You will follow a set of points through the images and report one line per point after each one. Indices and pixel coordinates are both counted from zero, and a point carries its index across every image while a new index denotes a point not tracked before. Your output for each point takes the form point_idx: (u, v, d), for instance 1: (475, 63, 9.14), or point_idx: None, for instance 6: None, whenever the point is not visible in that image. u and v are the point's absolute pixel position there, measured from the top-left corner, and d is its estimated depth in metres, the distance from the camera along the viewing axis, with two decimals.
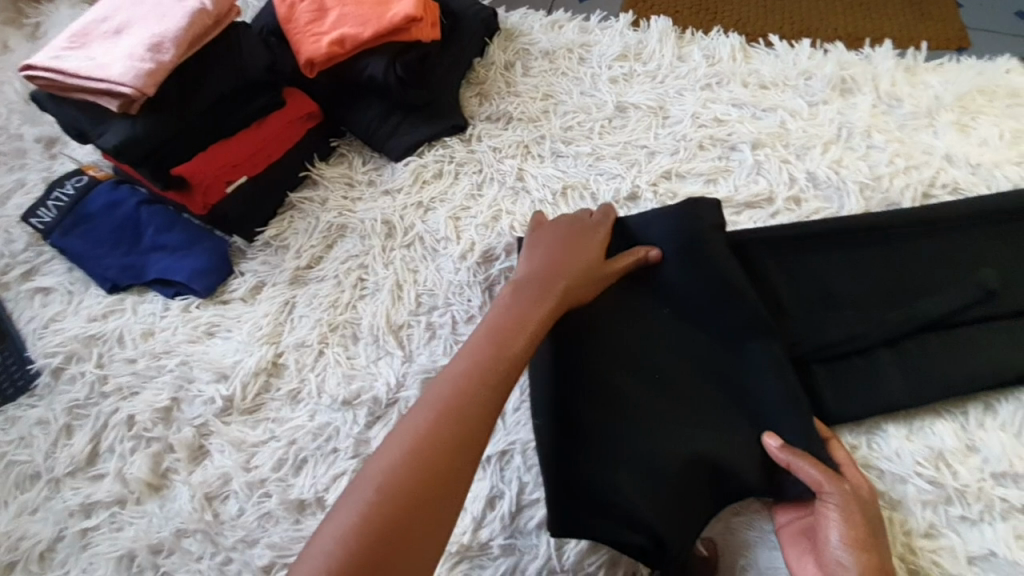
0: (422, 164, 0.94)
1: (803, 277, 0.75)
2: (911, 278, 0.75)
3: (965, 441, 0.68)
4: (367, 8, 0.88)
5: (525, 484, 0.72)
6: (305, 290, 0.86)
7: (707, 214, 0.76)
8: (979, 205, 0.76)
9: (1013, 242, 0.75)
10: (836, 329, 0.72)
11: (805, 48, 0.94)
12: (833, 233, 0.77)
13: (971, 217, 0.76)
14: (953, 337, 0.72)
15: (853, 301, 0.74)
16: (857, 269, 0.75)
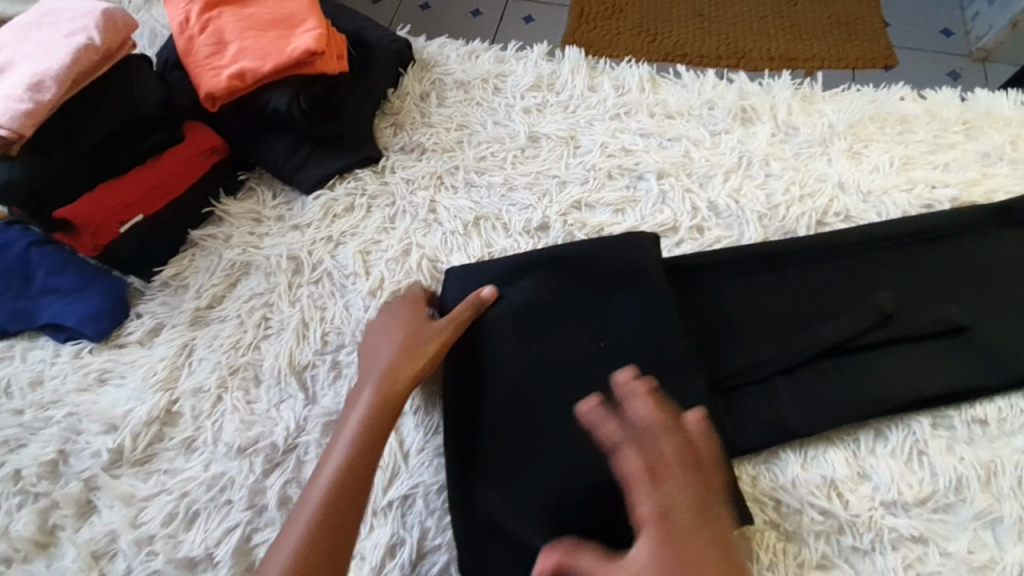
0: (333, 198, 0.92)
1: (708, 306, 0.77)
2: (811, 304, 0.76)
3: (858, 468, 0.69)
4: (268, 41, 0.86)
5: (428, 529, 0.70)
6: (205, 331, 0.83)
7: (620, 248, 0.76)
8: (871, 232, 0.78)
9: (901, 266, 0.76)
10: (738, 359, 0.73)
11: (709, 78, 0.97)
12: (735, 262, 0.78)
13: (863, 244, 0.78)
14: (859, 362, 0.72)
15: (754, 328, 0.75)
16: (760, 299, 0.77)
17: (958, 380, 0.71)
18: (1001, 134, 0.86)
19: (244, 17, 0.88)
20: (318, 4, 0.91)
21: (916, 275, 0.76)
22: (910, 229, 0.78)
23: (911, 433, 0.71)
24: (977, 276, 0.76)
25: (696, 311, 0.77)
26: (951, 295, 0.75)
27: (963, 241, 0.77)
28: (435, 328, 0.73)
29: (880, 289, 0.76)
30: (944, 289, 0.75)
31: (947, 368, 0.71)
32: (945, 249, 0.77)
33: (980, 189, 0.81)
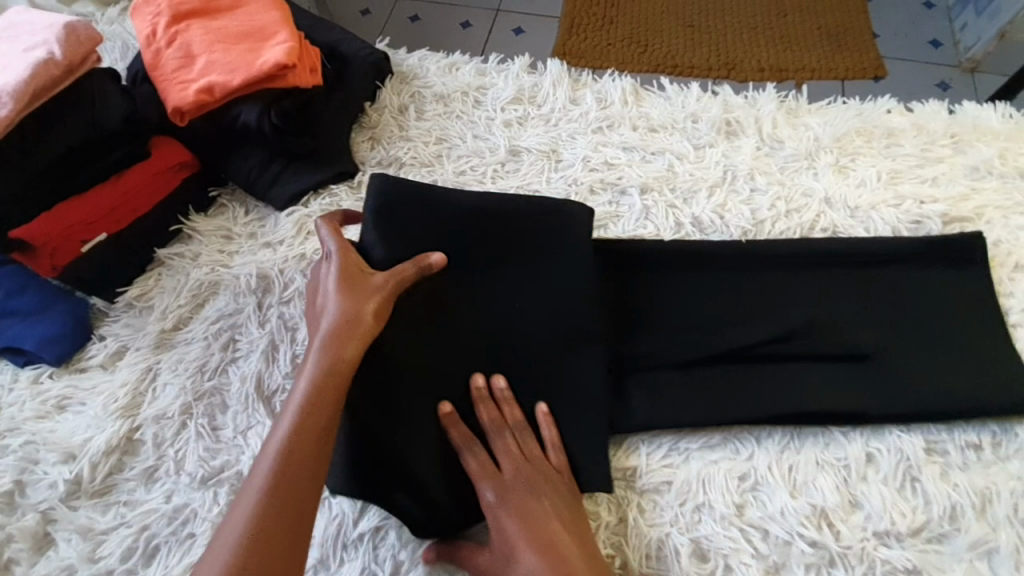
0: (307, 215, 0.89)
1: (637, 299, 0.76)
2: (740, 304, 0.75)
3: (848, 496, 0.66)
4: (237, 54, 0.85)
5: (401, 563, 0.66)
6: (170, 354, 0.80)
7: (549, 215, 0.74)
8: (858, 248, 0.76)
9: (861, 279, 0.75)
10: (656, 349, 0.73)
11: (693, 91, 0.95)
12: (663, 257, 0.78)
13: (841, 257, 0.76)
14: (813, 365, 0.71)
15: (679, 323, 0.74)
16: (700, 289, 0.76)
17: (925, 390, 0.69)
18: (990, 148, 0.85)
19: (213, 31, 0.87)
20: (289, 16, 0.90)
21: (899, 292, 0.74)
22: (898, 248, 0.75)
23: (903, 458, 0.68)
24: (962, 296, 0.74)
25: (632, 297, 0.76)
26: (929, 309, 0.73)
27: (953, 264, 0.75)
28: (370, 286, 0.66)
29: (840, 293, 0.74)
30: (921, 303, 0.73)
31: (911, 376, 0.70)
32: (933, 267, 0.75)
33: (969, 204, 0.80)
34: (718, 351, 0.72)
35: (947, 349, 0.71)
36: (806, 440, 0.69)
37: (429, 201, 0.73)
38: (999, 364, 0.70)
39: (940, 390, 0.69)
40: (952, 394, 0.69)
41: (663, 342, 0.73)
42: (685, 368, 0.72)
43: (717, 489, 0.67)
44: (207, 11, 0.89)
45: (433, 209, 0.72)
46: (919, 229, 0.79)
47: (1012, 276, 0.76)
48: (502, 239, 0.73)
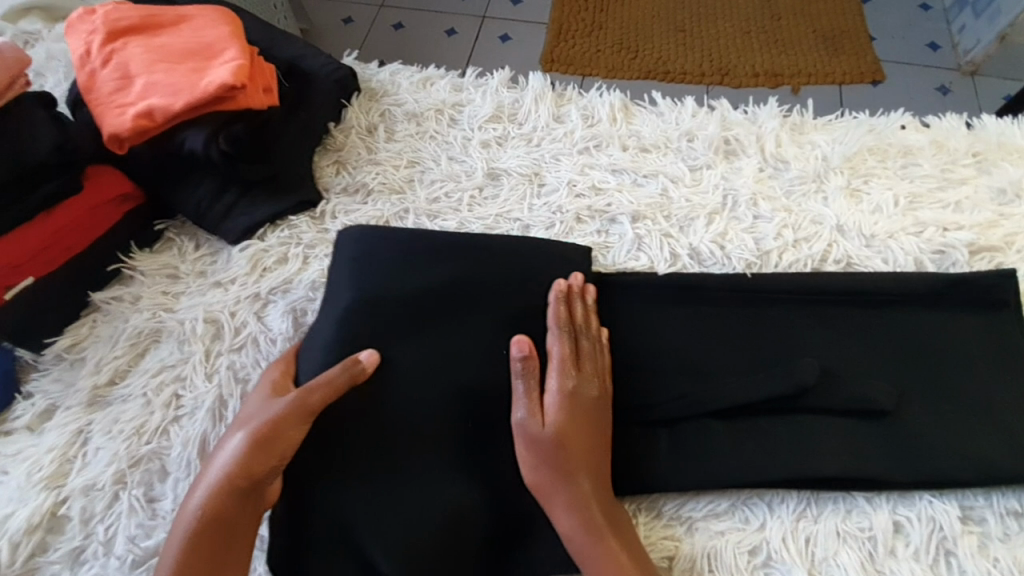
0: (263, 249, 0.80)
1: (630, 336, 0.68)
2: (744, 346, 0.67)
3: (875, 572, 0.58)
4: (179, 74, 0.76)
5: None
6: (104, 413, 0.71)
7: (536, 258, 0.70)
8: (876, 285, 0.68)
9: (879, 316, 0.67)
10: (655, 395, 0.65)
11: (687, 106, 0.87)
12: (658, 294, 0.70)
13: (855, 292, 0.68)
14: (826, 422, 0.63)
15: (679, 365, 0.66)
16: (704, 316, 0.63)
17: (947, 459, 0.60)
18: (1016, 168, 0.77)
19: (153, 49, 0.78)
20: (240, 30, 0.81)
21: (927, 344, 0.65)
22: (924, 286, 0.67)
23: (935, 529, 0.59)
24: (999, 349, 0.65)
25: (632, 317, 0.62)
26: (959, 363, 0.65)
27: (983, 306, 0.67)
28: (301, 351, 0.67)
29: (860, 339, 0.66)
30: (949, 355, 0.65)
31: (932, 440, 0.61)
32: (960, 312, 0.67)
33: (998, 232, 0.72)
34: (719, 404, 0.63)
35: (976, 412, 0.63)
36: (823, 506, 0.61)
37: (411, 254, 0.69)
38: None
39: (966, 460, 0.60)
40: (981, 466, 0.60)
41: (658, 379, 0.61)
42: (687, 420, 0.64)
43: (726, 569, 0.58)
44: (149, 28, 0.81)
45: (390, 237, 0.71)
46: (943, 260, 0.71)
47: None
48: (470, 282, 0.68)
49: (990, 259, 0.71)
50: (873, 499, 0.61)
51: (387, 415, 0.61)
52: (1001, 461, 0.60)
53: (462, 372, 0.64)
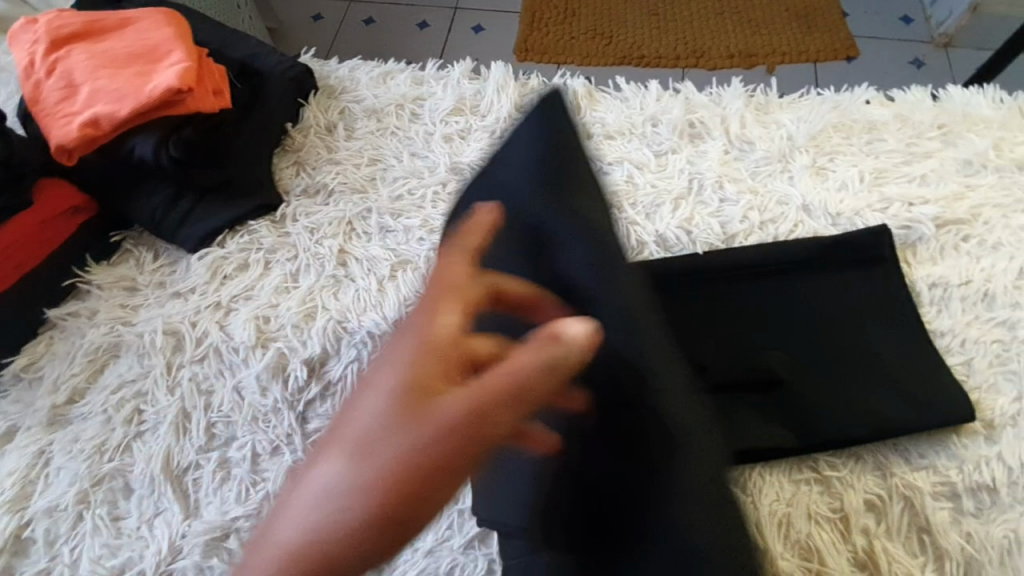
0: (222, 256, 0.78)
1: None
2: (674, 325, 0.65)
3: (850, 554, 0.57)
4: (124, 80, 0.73)
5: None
6: (65, 432, 0.69)
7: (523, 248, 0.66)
8: (833, 265, 0.69)
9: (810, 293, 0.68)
10: None
11: (652, 90, 0.86)
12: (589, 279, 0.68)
13: (788, 271, 0.69)
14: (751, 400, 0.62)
15: None
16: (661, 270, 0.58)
17: (847, 420, 0.60)
18: (982, 139, 0.76)
19: (97, 55, 0.76)
20: (186, 31, 0.79)
21: (807, 303, 0.67)
22: (803, 251, 0.69)
23: (909, 507, 0.58)
24: (882, 303, 0.66)
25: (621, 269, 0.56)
26: (847, 324, 0.66)
27: (860, 263, 0.69)
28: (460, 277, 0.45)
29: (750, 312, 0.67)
30: (834, 314, 0.66)
31: (828, 401, 0.62)
32: (842, 271, 0.69)
33: (963, 204, 0.71)
34: None
35: (871, 371, 0.63)
36: (799, 489, 0.60)
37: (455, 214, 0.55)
38: (934, 388, 0.62)
39: (869, 419, 0.60)
40: (883, 422, 0.60)
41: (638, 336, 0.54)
42: None
43: None
44: (92, 33, 0.78)
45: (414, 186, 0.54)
46: (909, 235, 0.70)
47: (1017, 284, 0.67)
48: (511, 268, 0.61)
49: (956, 232, 0.70)
50: (846, 479, 0.60)
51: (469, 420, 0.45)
52: (896, 414, 0.60)
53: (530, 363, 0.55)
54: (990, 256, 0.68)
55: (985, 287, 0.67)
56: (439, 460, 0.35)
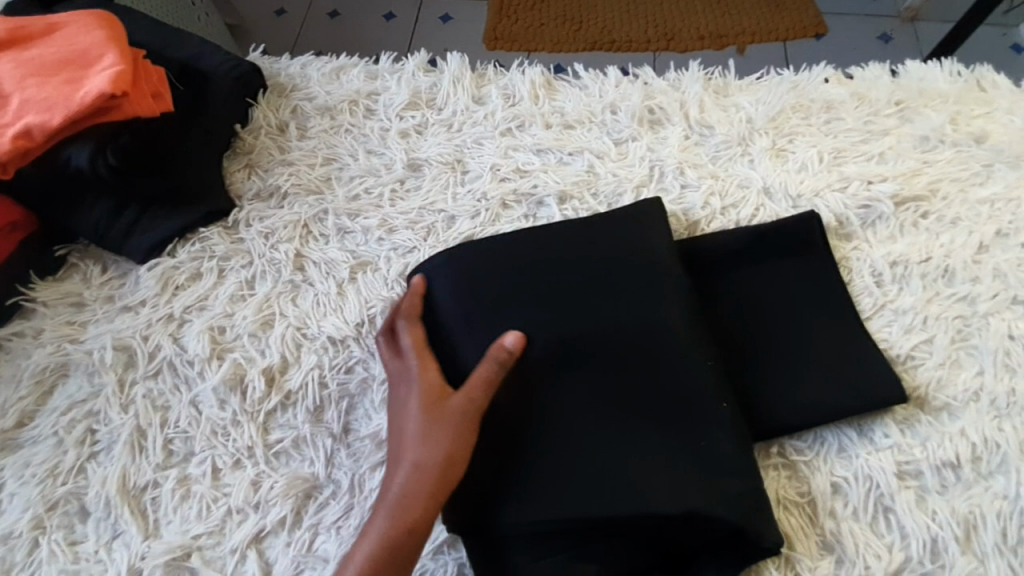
0: (173, 266, 0.75)
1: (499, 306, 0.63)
2: (618, 298, 0.62)
3: (817, 537, 0.57)
4: (54, 87, 0.69)
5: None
6: (14, 458, 0.67)
7: (489, 254, 0.66)
8: (782, 243, 0.68)
9: (754, 277, 0.67)
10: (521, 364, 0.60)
11: (611, 76, 0.84)
12: (530, 260, 0.65)
13: (729, 256, 0.68)
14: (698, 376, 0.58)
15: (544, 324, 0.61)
16: (616, 268, 0.64)
17: (776, 410, 0.61)
18: (939, 113, 0.76)
19: (24, 63, 0.72)
20: (119, 35, 0.75)
21: (736, 292, 0.67)
22: (736, 239, 0.68)
23: (873, 486, 0.58)
24: (821, 285, 0.66)
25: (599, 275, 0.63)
26: (778, 311, 0.65)
27: (793, 248, 0.68)
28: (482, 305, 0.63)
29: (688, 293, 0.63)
30: (763, 302, 0.66)
31: (756, 391, 0.62)
32: (777, 260, 0.68)
33: (921, 180, 0.71)
34: (581, 368, 0.59)
35: (801, 357, 0.63)
36: (768, 474, 0.60)
37: (493, 248, 0.66)
38: (861, 370, 0.62)
39: (801, 407, 0.61)
40: (809, 409, 0.60)
41: (597, 335, 0.60)
42: (555, 391, 0.58)
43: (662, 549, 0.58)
44: (18, 41, 0.74)
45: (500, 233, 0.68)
46: (869, 214, 0.70)
47: (976, 258, 0.67)
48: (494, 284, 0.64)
49: (916, 208, 0.70)
50: (812, 462, 0.60)
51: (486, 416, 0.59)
52: (820, 397, 0.61)
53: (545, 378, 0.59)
54: (949, 232, 0.68)
55: (945, 263, 0.67)
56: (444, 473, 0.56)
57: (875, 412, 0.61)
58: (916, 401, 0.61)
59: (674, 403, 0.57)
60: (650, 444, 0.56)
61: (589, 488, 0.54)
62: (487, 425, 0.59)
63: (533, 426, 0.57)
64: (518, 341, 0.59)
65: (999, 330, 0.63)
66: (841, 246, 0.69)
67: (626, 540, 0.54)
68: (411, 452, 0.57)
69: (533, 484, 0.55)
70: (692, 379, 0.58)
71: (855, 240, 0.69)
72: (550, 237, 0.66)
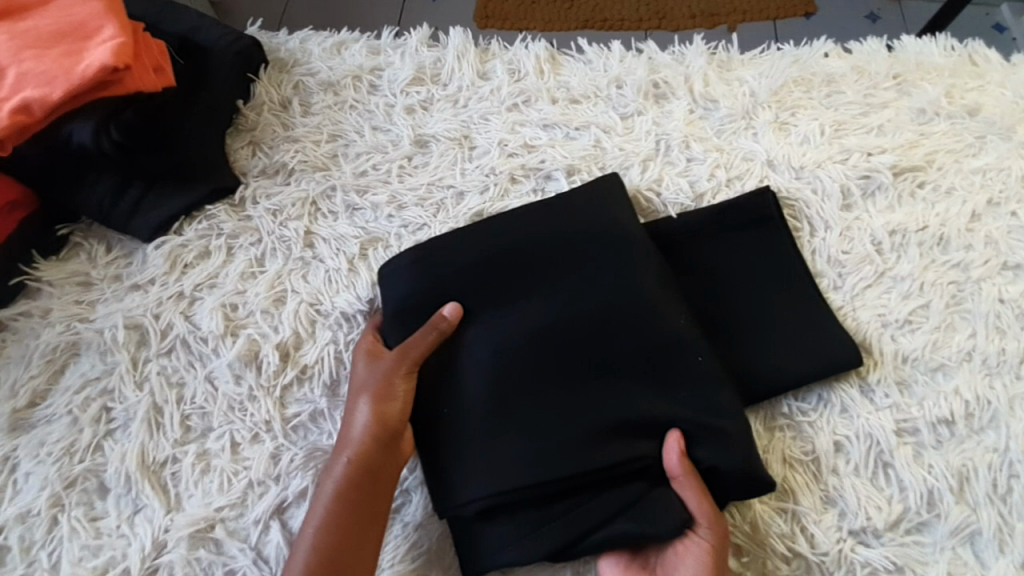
0: (181, 244, 0.75)
1: (471, 290, 0.65)
2: (584, 273, 0.64)
3: (821, 492, 0.60)
4: (53, 60, 0.68)
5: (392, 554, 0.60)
6: (28, 436, 0.67)
7: (462, 241, 0.68)
8: (753, 215, 0.70)
9: (721, 250, 0.70)
10: (497, 342, 0.62)
11: (615, 51, 0.85)
12: (501, 244, 0.67)
13: (698, 231, 0.70)
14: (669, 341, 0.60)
15: (516, 304, 0.64)
16: (585, 243, 0.65)
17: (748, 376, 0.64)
18: (935, 87, 0.78)
19: (20, 35, 0.69)
20: (118, 6, 0.73)
21: (697, 265, 0.69)
22: (700, 216, 0.70)
23: (873, 444, 0.61)
24: (786, 255, 0.69)
25: (567, 254, 0.65)
26: (739, 282, 0.68)
27: (758, 220, 0.70)
28: (453, 284, 0.66)
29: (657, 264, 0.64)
30: (724, 273, 0.68)
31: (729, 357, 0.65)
32: (733, 233, 0.70)
33: (918, 151, 0.73)
34: (556, 341, 0.61)
35: (763, 324, 0.66)
36: (773, 435, 0.63)
37: (469, 233, 0.68)
38: (825, 336, 0.64)
39: (766, 371, 0.63)
40: (767, 371, 0.63)
41: (568, 308, 0.62)
42: (531, 365, 0.60)
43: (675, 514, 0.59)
44: (12, 11, 0.72)
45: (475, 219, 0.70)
46: (868, 185, 0.72)
47: (969, 227, 0.70)
48: (471, 266, 0.66)
49: (913, 179, 0.72)
50: (815, 423, 0.63)
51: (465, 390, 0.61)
52: (789, 361, 0.64)
53: (520, 355, 0.61)
54: (944, 202, 0.71)
55: (940, 231, 0.69)
56: (385, 424, 0.60)
57: (837, 375, 0.63)
58: (913, 363, 0.64)
59: (651, 368, 0.59)
60: (625, 404, 0.58)
61: (578, 456, 0.55)
62: (471, 402, 0.60)
63: (513, 399, 0.59)
64: (454, 311, 0.63)
65: (990, 294, 0.66)
66: (844, 216, 0.71)
67: (617, 497, 0.56)
68: (353, 403, 0.62)
69: (519, 455, 0.56)
70: (664, 344, 0.60)
71: (855, 211, 0.72)
72: (518, 221, 0.68)
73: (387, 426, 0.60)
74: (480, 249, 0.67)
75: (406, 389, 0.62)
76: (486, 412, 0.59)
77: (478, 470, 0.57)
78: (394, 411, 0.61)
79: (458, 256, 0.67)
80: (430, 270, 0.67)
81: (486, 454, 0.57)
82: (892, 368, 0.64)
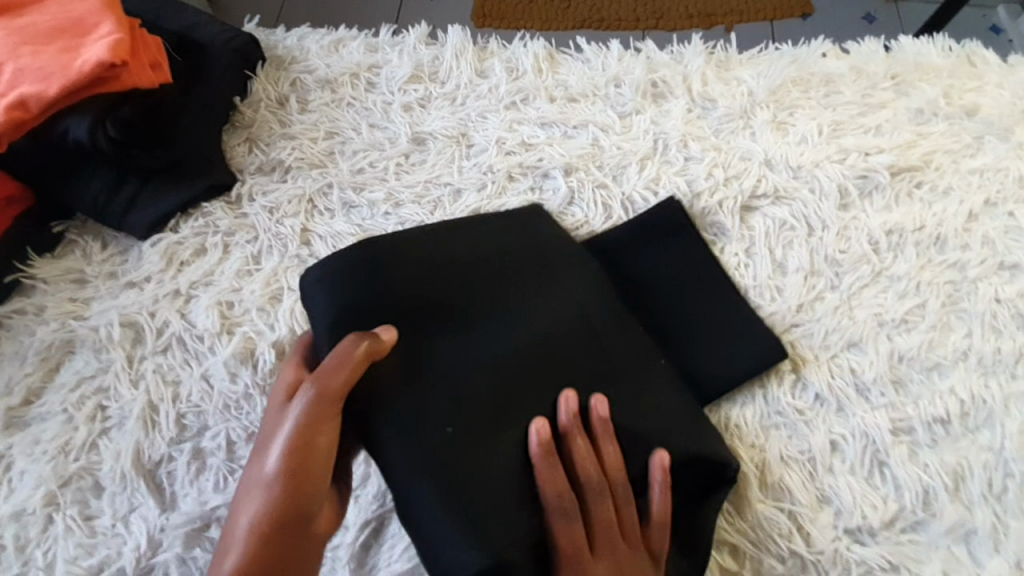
0: (177, 241, 0.74)
1: (414, 314, 0.62)
2: (529, 297, 0.65)
3: (816, 491, 0.60)
4: (49, 56, 0.67)
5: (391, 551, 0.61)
6: (23, 434, 0.66)
7: (393, 257, 0.64)
8: (683, 221, 0.71)
9: (648, 258, 0.70)
10: (452, 372, 0.60)
11: (613, 50, 0.85)
12: (439, 266, 0.65)
13: (626, 244, 0.71)
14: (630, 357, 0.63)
15: (467, 330, 0.63)
16: (529, 267, 0.67)
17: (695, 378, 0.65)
18: (932, 87, 0.78)
19: (15, 30, 0.69)
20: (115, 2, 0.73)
21: (620, 279, 0.70)
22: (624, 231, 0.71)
23: (869, 444, 0.61)
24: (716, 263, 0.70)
25: (502, 278, 0.66)
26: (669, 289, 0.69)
27: (673, 231, 0.71)
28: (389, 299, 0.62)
29: (594, 281, 0.67)
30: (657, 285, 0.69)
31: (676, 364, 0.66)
32: (659, 241, 0.71)
33: (916, 151, 0.73)
34: (516, 370, 0.61)
35: (699, 331, 0.67)
36: (769, 434, 0.62)
37: (405, 241, 0.66)
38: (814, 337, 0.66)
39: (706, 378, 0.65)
40: (710, 377, 0.65)
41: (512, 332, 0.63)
42: (491, 396, 0.59)
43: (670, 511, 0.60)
44: (8, 6, 0.71)
45: (403, 236, 0.66)
46: (866, 184, 0.72)
47: (966, 227, 0.70)
48: (410, 287, 0.63)
49: (910, 178, 0.72)
50: (810, 421, 0.62)
51: (428, 426, 0.57)
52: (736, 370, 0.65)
53: (479, 388, 0.59)
54: (941, 202, 0.71)
55: (937, 231, 0.69)
56: (293, 472, 0.53)
57: (820, 372, 0.64)
58: (909, 362, 0.64)
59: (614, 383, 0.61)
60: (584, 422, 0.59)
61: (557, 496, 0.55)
62: (438, 439, 0.56)
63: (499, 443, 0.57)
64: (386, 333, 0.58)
65: (986, 294, 0.66)
66: (841, 216, 0.71)
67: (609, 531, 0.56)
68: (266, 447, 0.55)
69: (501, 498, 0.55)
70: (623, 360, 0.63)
71: (853, 210, 0.72)
72: (450, 245, 0.67)
73: (298, 472, 0.53)
74: (414, 264, 0.65)
75: (324, 430, 0.54)
76: (453, 450, 0.56)
77: (472, 516, 0.54)
78: (308, 455, 0.54)
79: (391, 269, 0.64)
80: (358, 283, 0.63)
81: (470, 499, 0.54)
82: (888, 367, 0.64)
